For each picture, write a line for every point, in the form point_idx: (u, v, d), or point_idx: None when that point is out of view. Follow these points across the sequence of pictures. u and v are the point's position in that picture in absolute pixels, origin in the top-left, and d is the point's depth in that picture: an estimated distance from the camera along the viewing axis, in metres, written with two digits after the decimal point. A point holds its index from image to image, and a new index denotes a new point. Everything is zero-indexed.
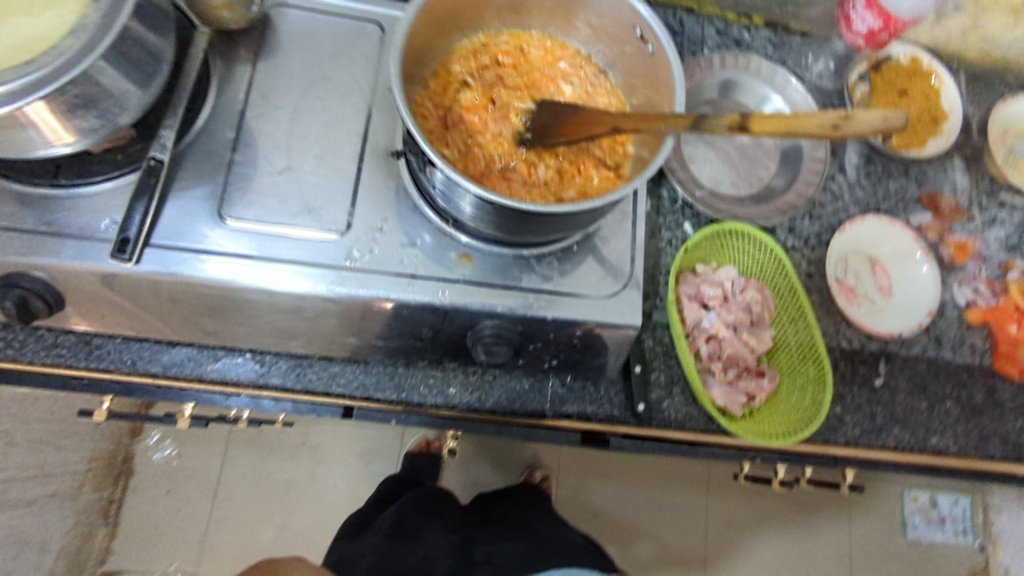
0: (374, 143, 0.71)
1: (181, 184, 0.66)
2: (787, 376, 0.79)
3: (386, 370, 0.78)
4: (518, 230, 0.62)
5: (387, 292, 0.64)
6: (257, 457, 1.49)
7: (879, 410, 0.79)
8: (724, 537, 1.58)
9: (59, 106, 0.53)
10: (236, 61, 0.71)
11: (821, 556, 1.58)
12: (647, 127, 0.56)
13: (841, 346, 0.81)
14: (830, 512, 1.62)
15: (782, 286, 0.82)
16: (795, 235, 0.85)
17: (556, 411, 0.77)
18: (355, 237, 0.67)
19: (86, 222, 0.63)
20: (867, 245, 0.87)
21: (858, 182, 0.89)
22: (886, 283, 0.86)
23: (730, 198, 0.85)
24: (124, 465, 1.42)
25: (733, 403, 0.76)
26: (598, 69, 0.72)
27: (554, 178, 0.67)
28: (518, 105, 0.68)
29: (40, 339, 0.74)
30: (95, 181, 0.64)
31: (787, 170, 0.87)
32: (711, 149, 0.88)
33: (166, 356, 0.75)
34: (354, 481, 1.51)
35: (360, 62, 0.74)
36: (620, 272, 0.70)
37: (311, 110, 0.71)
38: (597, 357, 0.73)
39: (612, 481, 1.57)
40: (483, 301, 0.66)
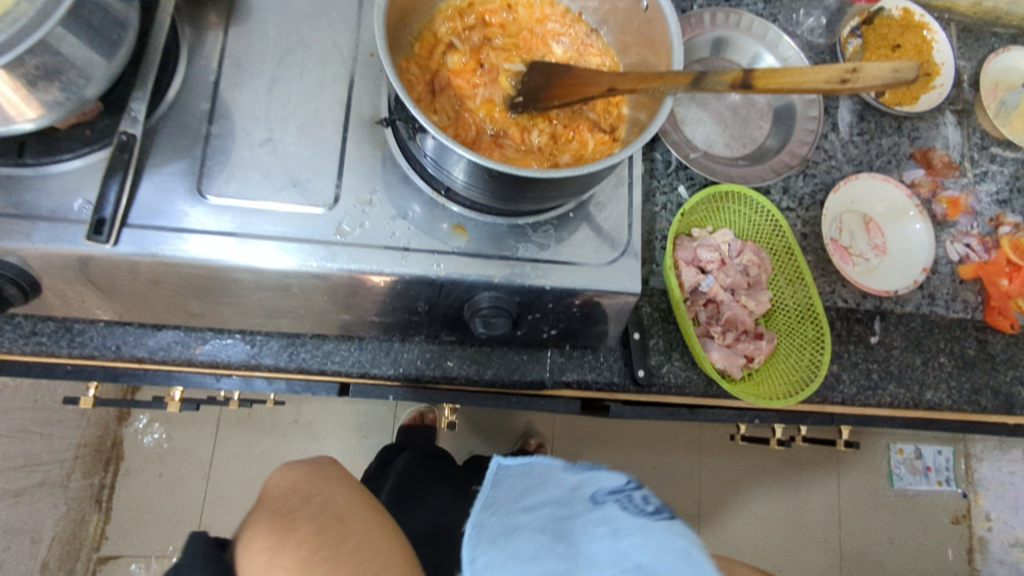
0: (359, 112, 0.68)
1: (157, 160, 0.63)
2: (784, 337, 0.79)
3: (381, 346, 0.76)
4: (514, 198, 0.60)
5: (380, 267, 0.62)
6: (249, 437, 1.47)
7: (875, 367, 0.79)
8: (718, 495, 1.60)
9: (18, 78, 0.49)
10: (207, 27, 0.67)
11: (811, 509, 1.62)
12: (645, 86, 0.54)
13: (836, 305, 0.81)
14: (820, 468, 1.65)
15: (778, 247, 0.82)
16: (790, 196, 0.85)
17: (556, 380, 0.76)
18: (344, 210, 0.64)
19: (58, 203, 0.60)
20: (863, 203, 0.86)
21: (851, 140, 0.88)
22: (880, 241, 0.85)
23: (724, 159, 0.84)
24: (114, 451, 1.41)
25: (733, 365, 0.75)
26: (589, 28, 0.70)
27: (548, 143, 0.64)
28: (508, 67, 0.65)
29: (17, 327, 0.71)
30: (63, 159, 0.61)
31: (780, 129, 0.85)
32: (704, 109, 0.86)
33: (151, 340, 0.73)
34: (349, 457, 1.50)
35: (339, 26, 0.71)
36: (618, 239, 0.69)
37: (290, 78, 0.68)
38: (596, 326, 0.72)
39: (607, 446, 1.57)
40: (479, 272, 0.64)
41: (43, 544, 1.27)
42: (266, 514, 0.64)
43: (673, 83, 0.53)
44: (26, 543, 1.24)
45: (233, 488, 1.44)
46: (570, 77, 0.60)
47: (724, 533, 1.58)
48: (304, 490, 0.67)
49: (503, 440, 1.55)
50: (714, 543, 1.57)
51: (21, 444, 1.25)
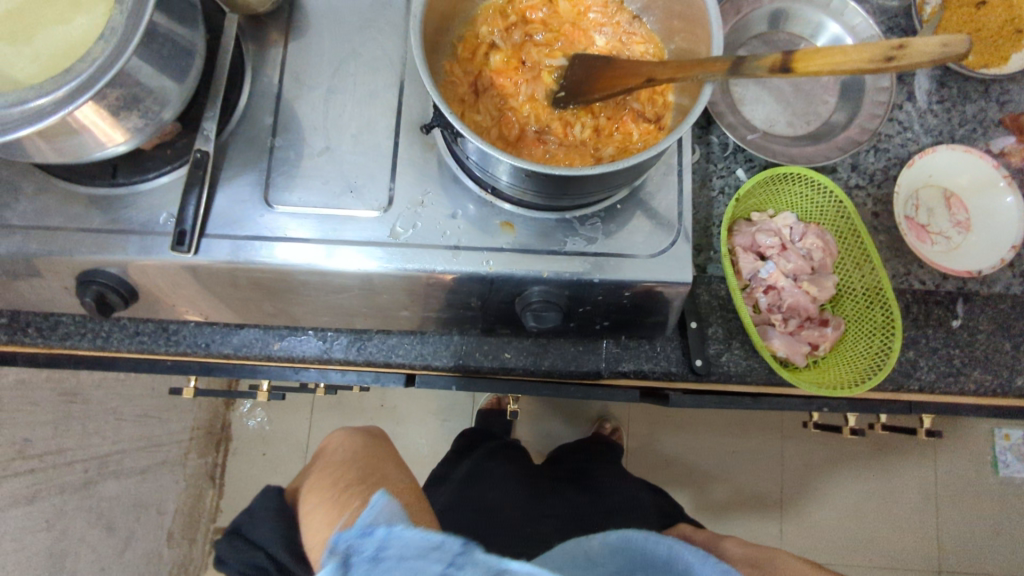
0: (409, 116, 0.71)
1: (228, 173, 0.68)
2: (853, 323, 0.76)
3: (442, 340, 0.79)
4: (557, 194, 0.61)
5: (433, 266, 0.65)
6: (340, 419, 1.56)
7: (957, 353, 0.75)
8: (802, 481, 1.55)
9: (107, 108, 0.55)
10: (269, 44, 0.72)
11: (903, 496, 1.54)
12: (684, 75, 0.53)
13: (912, 288, 0.77)
14: (914, 454, 1.55)
15: (843, 228, 0.78)
16: (859, 173, 0.80)
17: (612, 370, 0.76)
18: (397, 212, 0.67)
19: (147, 218, 0.67)
20: (942, 177, 0.80)
21: (930, 109, 0.82)
22: (963, 217, 0.80)
23: (786, 139, 0.80)
24: (222, 433, 1.54)
25: (796, 353, 0.73)
26: (632, 15, 0.68)
27: (591, 136, 0.65)
28: (550, 63, 0.66)
29: (123, 329, 0.79)
30: (151, 177, 0.67)
31: (848, 103, 0.81)
32: (763, 87, 0.82)
33: (236, 337, 0.79)
34: (432, 439, 1.57)
35: (387, 33, 0.73)
36: (668, 228, 0.68)
37: (343, 87, 0.71)
38: (650, 316, 0.72)
39: (682, 430, 1.55)
40: (529, 267, 0.66)
41: (167, 516, 1.41)
42: (325, 478, 0.78)
43: (712, 69, 0.52)
44: (153, 515, 1.37)
45: None
46: (610, 69, 0.60)
47: (808, 518, 1.53)
48: (355, 460, 0.82)
49: (577, 424, 1.57)
50: (798, 529, 1.53)
51: (144, 427, 1.36)
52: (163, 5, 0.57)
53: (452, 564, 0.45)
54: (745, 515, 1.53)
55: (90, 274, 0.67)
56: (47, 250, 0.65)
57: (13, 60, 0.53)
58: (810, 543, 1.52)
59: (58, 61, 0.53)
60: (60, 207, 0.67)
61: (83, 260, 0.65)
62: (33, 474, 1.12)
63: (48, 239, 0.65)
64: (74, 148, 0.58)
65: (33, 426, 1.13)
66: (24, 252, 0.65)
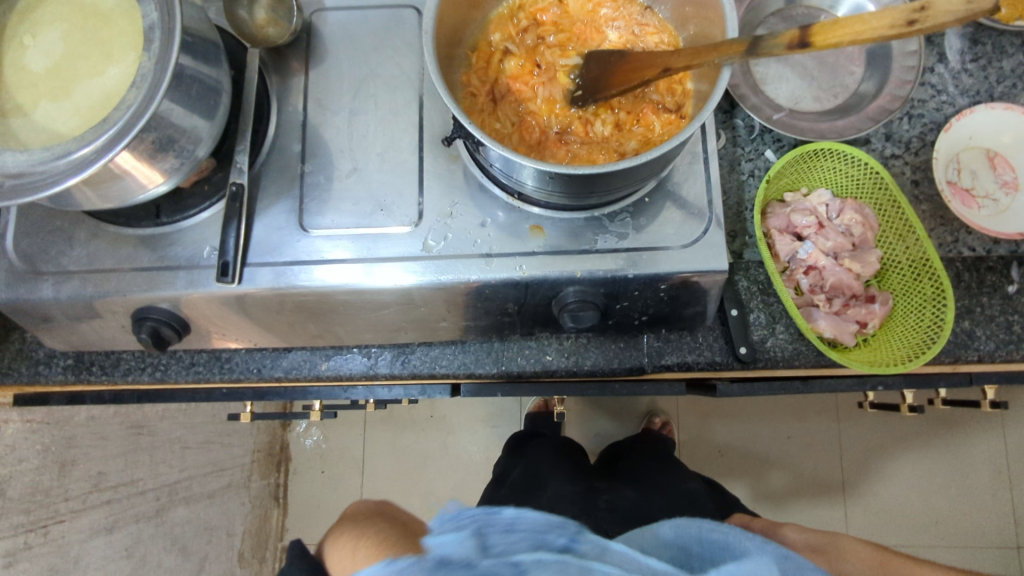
0: (431, 130, 0.72)
1: (263, 203, 0.70)
2: (901, 297, 0.74)
3: (483, 347, 0.79)
4: (583, 193, 0.61)
5: (467, 275, 0.66)
6: (392, 434, 1.62)
7: (1016, 319, 0.72)
8: (864, 463, 1.50)
9: (143, 152, 0.58)
10: (290, 74, 0.74)
11: (974, 471, 1.48)
12: (700, 61, 0.53)
13: (961, 256, 0.74)
14: (982, 427, 1.49)
15: (883, 200, 0.76)
16: (894, 142, 0.78)
17: (655, 364, 0.76)
18: (428, 225, 0.68)
19: (192, 252, 0.69)
20: (984, 137, 0.77)
21: (963, 69, 0.79)
22: (1010, 177, 0.76)
23: (813, 114, 0.79)
24: (282, 454, 1.62)
25: (844, 333, 0.72)
26: (643, 6, 0.68)
27: (613, 132, 0.65)
28: (565, 63, 0.66)
29: (180, 360, 0.81)
30: (191, 214, 0.70)
31: (876, 71, 0.78)
32: (785, 64, 0.81)
33: (285, 360, 0.81)
34: (484, 446, 1.60)
35: (403, 51, 0.75)
36: (699, 217, 0.67)
37: (365, 109, 0.73)
38: (688, 307, 0.71)
39: (734, 420, 1.53)
40: (562, 268, 0.66)
41: (236, 538, 1.45)
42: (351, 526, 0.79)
43: (728, 52, 0.51)
44: (224, 538, 1.41)
45: (384, 480, 1.59)
46: (625, 63, 0.60)
47: (874, 500, 1.49)
48: None
49: (627, 421, 1.55)
50: (864, 513, 1.48)
51: (209, 453, 1.39)
52: (187, 48, 0.59)
53: (573, 540, 0.52)
54: (808, 502, 1.49)
55: (144, 310, 0.70)
56: (103, 291, 0.69)
57: (55, 115, 0.56)
58: (878, 526, 1.47)
59: (96, 112, 0.56)
60: (110, 250, 0.70)
61: (137, 298, 0.69)
62: (110, 505, 1.13)
63: (102, 281, 0.69)
64: (118, 192, 0.61)
65: (105, 459, 1.13)
66: (82, 295, 0.69)
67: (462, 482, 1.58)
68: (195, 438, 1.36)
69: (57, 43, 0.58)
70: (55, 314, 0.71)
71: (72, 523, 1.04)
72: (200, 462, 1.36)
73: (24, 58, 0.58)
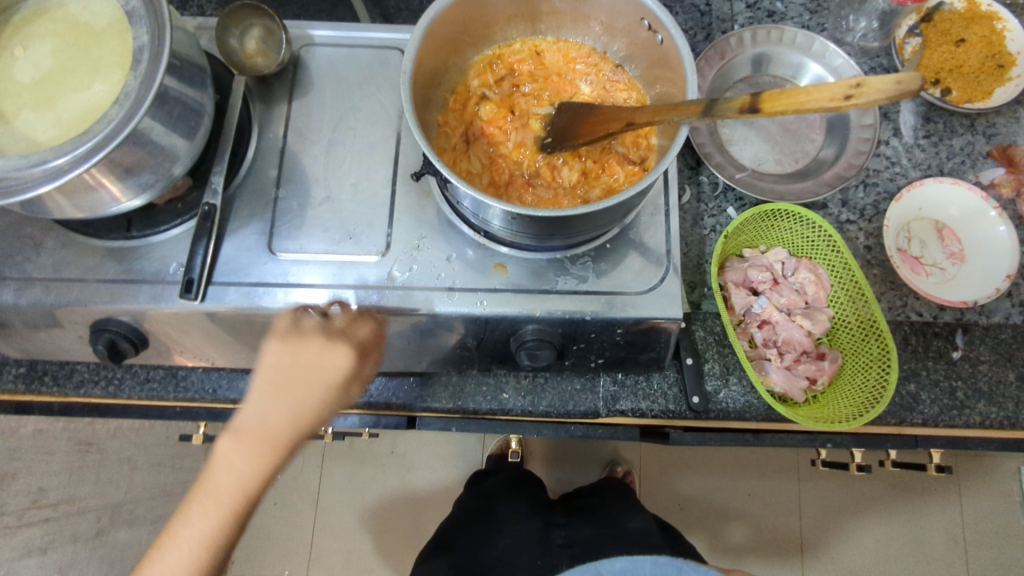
0: (406, 166, 0.74)
1: (235, 224, 0.71)
2: (850, 357, 0.75)
3: (441, 381, 0.79)
4: (547, 234, 0.62)
5: (429, 306, 0.67)
6: (350, 468, 1.59)
7: (959, 385, 0.74)
8: (822, 523, 1.50)
9: (119, 168, 0.59)
10: (273, 102, 0.76)
11: (929, 539, 1.49)
12: (660, 118, 0.55)
13: (909, 320, 0.77)
14: (939, 495, 1.51)
15: (836, 262, 0.79)
16: (850, 208, 0.81)
17: (610, 409, 0.76)
18: (395, 256, 0.70)
19: (159, 267, 0.70)
20: (931, 209, 0.81)
21: (917, 144, 0.84)
22: (956, 249, 0.80)
23: (775, 177, 0.82)
24: None
25: (794, 388, 0.73)
26: (615, 64, 0.71)
27: (579, 180, 0.67)
28: (538, 111, 0.69)
29: (135, 375, 0.80)
30: (162, 230, 0.71)
31: (834, 141, 0.83)
32: (751, 128, 0.85)
33: (242, 382, 0.80)
34: (443, 486, 1.57)
35: (385, 88, 0.77)
36: (659, 265, 0.70)
37: (344, 140, 0.75)
38: (644, 353, 0.72)
39: (698, 473, 1.53)
40: (522, 307, 0.68)
41: None
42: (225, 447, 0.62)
43: (686, 111, 0.54)
44: None
45: (340, 515, 1.56)
46: (593, 116, 0.62)
47: (833, 563, 1.48)
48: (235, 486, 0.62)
49: (591, 469, 1.55)
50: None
51: None
52: (175, 71, 0.61)
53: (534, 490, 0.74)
54: (765, 561, 1.48)
55: (104, 322, 0.69)
56: (64, 300, 0.69)
57: (37, 125, 0.57)
58: None
59: (77, 124, 0.57)
60: (76, 260, 0.70)
61: (97, 309, 0.68)
62: None
63: (65, 290, 0.69)
64: (91, 205, 0.62)
65: None
66: (43, 303, 0.69)
67: (417, 520, 1.55)
68: None
69: (46, 58, 0.60)
70: (14, 320, 0.71)
71: None
72: None
73: (12, 69, 0.60)
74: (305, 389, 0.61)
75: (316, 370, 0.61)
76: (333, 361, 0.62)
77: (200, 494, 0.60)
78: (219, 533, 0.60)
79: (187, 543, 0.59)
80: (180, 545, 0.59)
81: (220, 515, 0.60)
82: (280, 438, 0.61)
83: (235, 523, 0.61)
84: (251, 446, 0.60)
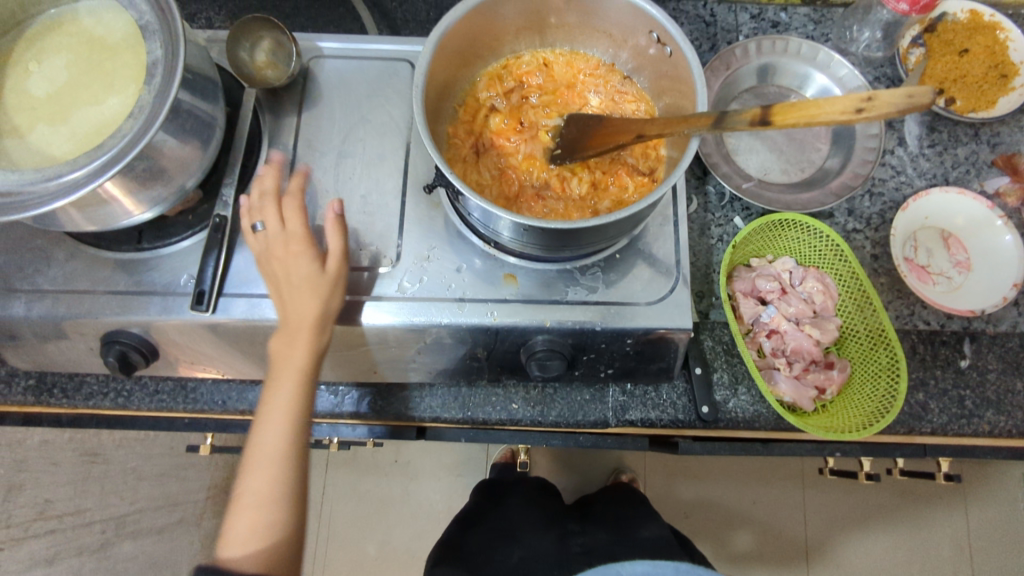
0: (416, 178, 0.74)
1: (246, 235, 0.71)
2: (858, 366, 0.76)
3: (451, 392, 0.79)
4: (558, 246, 0.63)
5: (440, 318, 0.67)
6: (354, 477, 1.58)
7: (968, 394, 0.74)
8: (827, 531, 1.50)
9: (132, 181, 0.59)
10: (283, 114, 0.76)
11: (934, 547, 1.49)
12: (671, 130, 0.55)
13: (916, 328, 0.77)
14: (944, 501, 1.51)
15: (843, 271, 0.79)
16: (856, 217, 0.82)
17: (619, 419, 0.76)
18: (405, 267, 0.70)
19: (169, 278, 0.70)
20: (937, 218, 0.82)
21: (922, 153, 0.84)
22: (963, 257, 0.80)
23: (781, 187, 0.83)
24: None
25: (803, 397, 0.73)
26: (623, 75, 0.72)
27: (588, 191, 0.67)
28: (547, 123, 0.70)
29: (144, 387, 0.80)
30: (173, 242, 0.71)
31: (840, 150, 0.83)
32: (757, 139, 0.85)
33: (252, 393, 0.80)
34: (447, 495, 1.57)
35: (394, 100, 0.78)
36: (668, 275, 0.70)
37: (354, 152, 0.75)
38: (653, 363, 0.72)
39: (702, 481, 1.52)
40: (533, 317, 0.68)
41: None
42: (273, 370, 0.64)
43: (696, 124, 0.54)
44: None
45: (344, 524, 1.55)
46: (602, 127, 0.63)
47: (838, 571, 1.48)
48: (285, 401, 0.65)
49: (595, 477, 1.55)
50: None
51: None
52: (188, 84, 0.61)
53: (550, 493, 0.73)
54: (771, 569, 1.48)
55: (114, 334, 0.70)
56: (75, 312, 0.69)
57: (51, 139, 0.58)
58: None
59: (92, 137, 0.57)
60: (87, 272, 0.70)
61: (108, 321, 0.69)
62: None
63: (75, 302, 0.69)
64: (103, 218, 0.62)
65: None
66: (53, 315, 0.69)
67: (422, 529, 1.55)
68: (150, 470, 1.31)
69: (60, 72, 0.61)
70: (24, 332, 0.71)
71: None
72: (153, 495, 1.30)
73: (26, 84, 0.60)
74: (301, 286, 0.63)
75: (299, 271, 0.64)
76: (306, 255, 0.64)
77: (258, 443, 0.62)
78: (286, 457, 0.62)
79: (267, 444, 0.62)
80: (261, 443, 0.62)
81: (280, 413, 0.63)
82: (303, 320, 0.62)
83: (297, 403, 0.63)
84: (284, 346, 0.63)
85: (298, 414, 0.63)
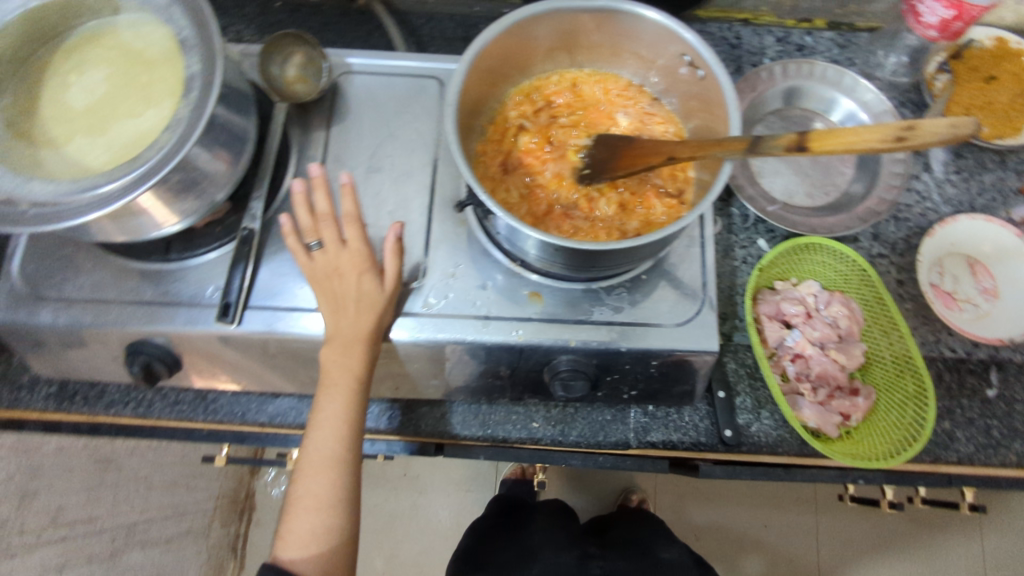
0: (443, 195, 0.75)
1: (273, 248, 0.72)
2: (884, 393, 0.75)
3: (471, 409, 0.79)
4: (586, 266, 0.62)
5: (465, 335, 0.67)
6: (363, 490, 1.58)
7: (994, 424, 0.73)
8: (840, 556, 1.48)
9: (165, 193, 0.59)
10: (312, 128, 0.77)
11: None
12: (703, 153, 0.55)
13: (943, 356, 0.76)
14: (959, 529, 1.49)
15: (868, 296, 0.79)
16: (881, 242, 0.82)
17: (640, 441, 0.76)
18: (430, 283, 0.70)
19: (195, 290, 0.70)
20: (963, 245, 0.81)
21: (947, 179, 0.85)
22: (990, 285, 0.80)
23: (805, 210, 0.83)
24: (247, 501, 1.58)
25: (828, 424, 0.72)
26: (652, 97, 0.73)
27: (616, 212, 0.67)
28: (575, 143, 0.70)
29: (164, 397, 0.81)
30: (200, 253, 0.71)
31: (865, 175, 0.83)
32: (782, 161, 0.85)
33: (272, 406, 0.80)
34: (456, 510, 1.56)
35: (422, 116, 0.78)
36: (694, 297, 0.70)
37: (381, 167, 0.75)
38: (677, 385, 0.72)
39: (714, 503, 1.51)
40: (558, 336, 0.67)
41: None
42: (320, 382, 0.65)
43: (730, 148, 0.54)
44: None
45: None
46: (633, 149, 0.63)
47: None
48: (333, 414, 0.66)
49: (606, 495, 1.54)
50: None
51: (173, 495, 1.34)
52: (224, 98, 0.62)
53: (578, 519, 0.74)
54: None
55: (138, 344, 0.69)
56: (100, 321, 0.69)
57: (88, 150, 0.58)
58: None
59: (129, 149, 0.58)
60: (113, 281, 0.70)
61: (133, 330, 0.69)
62: (63, 543, 1.07)
63: (101, 311, 0.69)
64: (133, 229, 0.62)
65: (66, 492, 1.09)
66: (79, 323, 0.69)
67: (430, 544, 1.54)
68: (162, 478, 1.30)
69: (99, 85, 0.62)
70: (48, 340, 0.71)
71: (22, 559, 0.98)
72: (163, 503, 1.30)
73: (65, 95, 0.61)
74: (359, 303, 0.65)
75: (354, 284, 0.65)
76: (365, 274, 0.66)
77: (309, 452, 0.65)
78: (336, 472, 0.65)
79: (321, 450, 0.64)
80: (318, 450, 0.64)
81: (334, 423, 0.65)
82: (361, 334, 0.64)
83: (353, 408, 0.65)
84: (339, 356, 0.64)
85: (353, 417, 0.65)
